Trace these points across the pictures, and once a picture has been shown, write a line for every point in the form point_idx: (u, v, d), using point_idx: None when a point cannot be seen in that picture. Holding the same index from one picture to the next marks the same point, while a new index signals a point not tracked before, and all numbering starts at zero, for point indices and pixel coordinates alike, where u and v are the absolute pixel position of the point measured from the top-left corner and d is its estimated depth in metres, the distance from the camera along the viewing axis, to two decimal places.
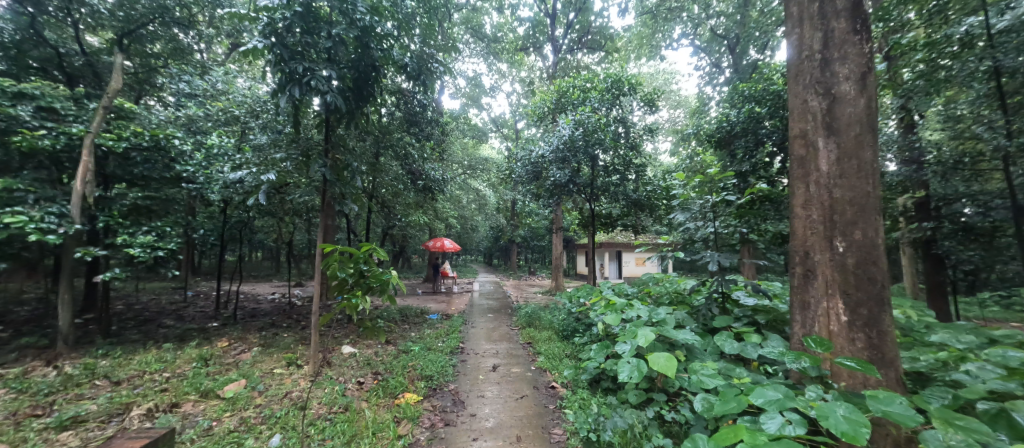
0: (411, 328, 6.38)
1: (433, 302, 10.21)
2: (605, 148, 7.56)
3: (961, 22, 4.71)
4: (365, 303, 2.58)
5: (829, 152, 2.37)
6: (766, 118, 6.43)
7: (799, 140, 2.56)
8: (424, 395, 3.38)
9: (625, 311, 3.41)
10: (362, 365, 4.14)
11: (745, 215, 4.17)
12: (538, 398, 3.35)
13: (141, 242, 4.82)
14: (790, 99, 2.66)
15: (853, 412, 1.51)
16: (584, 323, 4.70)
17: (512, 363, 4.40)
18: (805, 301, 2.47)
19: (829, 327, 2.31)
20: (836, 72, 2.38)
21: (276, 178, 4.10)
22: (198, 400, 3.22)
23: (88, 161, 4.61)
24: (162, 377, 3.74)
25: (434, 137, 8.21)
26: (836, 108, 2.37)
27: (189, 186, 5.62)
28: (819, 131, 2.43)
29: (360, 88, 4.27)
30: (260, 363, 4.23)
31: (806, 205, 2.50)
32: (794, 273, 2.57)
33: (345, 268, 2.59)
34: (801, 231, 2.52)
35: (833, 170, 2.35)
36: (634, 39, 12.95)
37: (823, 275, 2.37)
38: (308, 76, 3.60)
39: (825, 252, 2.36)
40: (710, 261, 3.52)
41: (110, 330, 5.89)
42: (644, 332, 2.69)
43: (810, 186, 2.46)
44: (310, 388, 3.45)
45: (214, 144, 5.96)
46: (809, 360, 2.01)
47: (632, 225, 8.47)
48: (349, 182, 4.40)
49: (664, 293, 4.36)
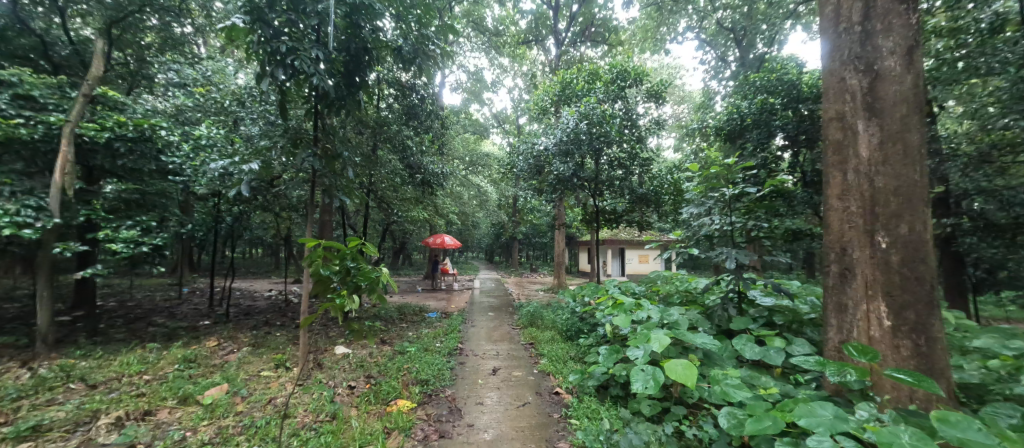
0: (409, 327, 6.15)
1: (432, 300, 9.97)
2: (611, 141, 7.24)
3: (981, 12, 4.66)
4: (352, 304, 2.37)
5: (870, 135, 2.11)
6: (780, 109, 6.13)
7: (834, 123, 2.29)
8: (419, 401, 3.14)
9: (635, 312, 3.18)
10: (355, 368, 3.92)
11: (761, 208, 3.89)
12: (542, 405, 3.11)
13: (124, 237, 4.58)
14: (823, 76, 2.40)
15: (920, 438, 1.27)
16: (589, 323, 4.49)
17: (514, 366, 4.17)
18: (841, 303, 2.20)
19: (869, 332, 2.06)
20: (880, 46, 2.11)
21: (261, 168, 3.86)
22: (176, 406, 2.99)
23: (67, 151, 4.38)
24: (142, 381, 3.52)
25: (433, 130, 7.94)
26: (879, 87, 2.10)
27: (175, 178, 5.41)
28: (858, 112, 2.16)
29: (351, 73, 3.97)
30: (247, 365, 4.02)
31: (842, 196, 2.22)
32: (829, 272, 2.30)
33: (330, 265, 2.37)
34: (837, 224, 2.25)
35: (874, 156, 2.09)
36: (639, 32, 12.59)
37: (862, 274, 2.10)
38: (292, 57, 3.28)
39: (865, 249, 2.09)
40: (727, 258, 3.27)
41: (96, 329, 5.67)
42: (659, 335, 2.45)
43: (847, 174, 2.19)
44: (296, 393, 3.21)
45: (202, 135, 5.65)
46: (854, 371, 1.76)
47: (638, 222, 8.18)
48: (340, 173, 4.14)
49: (674, 292, 4.14)
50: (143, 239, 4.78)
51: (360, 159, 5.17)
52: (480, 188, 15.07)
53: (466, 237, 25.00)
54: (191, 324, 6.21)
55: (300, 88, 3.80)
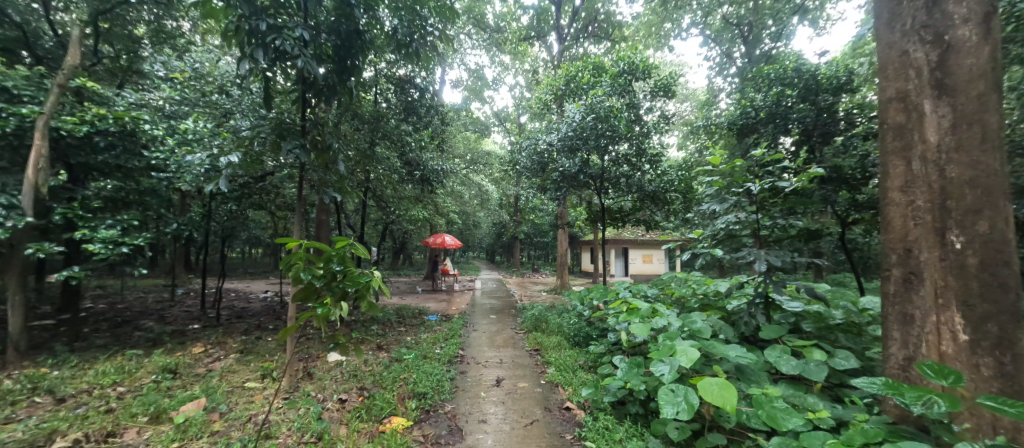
0: (408, 331, 5.85)
1: (433, 302, 9.67)
2: (617, 136, 6.93)
3: None
4: (339, 312, 2.09)
5: (940, 117, 1.80)
6: (797, 101, 5.78)
7: (894, 104, 1.98)
8: (415, 419, 2.84)
9: (653, 319, 2.90)
10: (347, 378, 3.63)
11: (796, 205, 3.43)
12: (552, 423, 2.82)
13: (102, 237, 4.28)
14: (879, 51, 2.09)
15: None
16: (600, 328, 4.21)
17: (518, 376, 3.86)
18: (906, 314, 1.90)
19: (940, 347, 1.76)
20: (950, 12, 1.80)
21: (243, 161, 3.56)
22: (145, 425, 2.69)
23: (41, 145, 4.07)
24: (114, 394, 3.23)
25: (431, 125, 7.62)
26: (951, 60, 1.79)
27: (160, 175, 5.14)
28: (924, 90, 1.86)
29: (342, 59, 3.66)
30: (231, 375, 3.72)
31: (906, 188, 1.92)
32: (889, 276, 1.99)
33: (313, 268, 2.10)
34: (898, 222, 1.94)
35: (945, 140, 1.78)
36: (642, 29, 12.29)
37: (932, 280, 1.80)
38: (274, 37, 2.98)
39: (934, 250, 1.79)
40: (755, 259, 2.95)
41: (77, 334, 5.38)
42: (688, 348, 2.15)
43: (912, 163, 1.88)
44: (280, 409, 2.91)
45: (187, 129, 5.30)
46: (943, 402, 1.39)
47: (645, 221, 7.87)
48: (331, 167, 3.84)
49: (691, 296, 3.84)
50: (123, 240, 4.49)
51: (353, 154, 4.88)
52: (481, 187, 14.80)
53: (465, 236, 24.70)
54: (179, 328, 5.94)
55: (284, 74, 3.50)
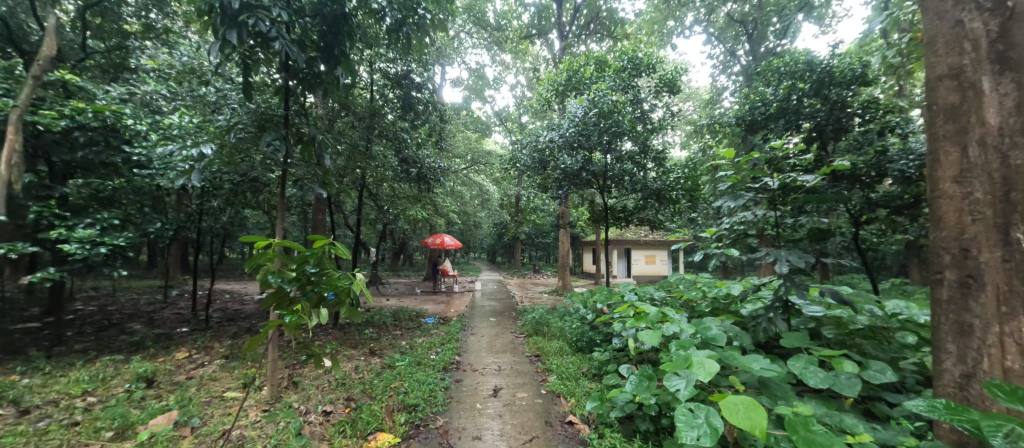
0: (403, 335, 5.60)
1: (430, 304, 9.41)
2: (621, 132, 6.66)
3: None
4: (309, 321, 1.84)
5: (1002, 96, 1.56)
6: (810, 95, 5.52)
7: (946, 82, 1.74)
8: (403, 435, 2.61)
9: (664, 326, 2.64)
10: (334, 387, 3.39)
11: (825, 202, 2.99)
12: (553, 441, 2.57)
13: (79, 237, 4.07)
14: (927, 24, 1.84)
15: None
16: (604, 333, 3.96)
17: (517, 385, 3.62)
18: (962, 323, 1.65)
19: (1006, 362, 1.51)
20: None
21: (223, 156, 3.33)
22: (108, 442, 2.46)
23: (14, 139, 3.85)
24: (82, 405, 3.00)
25: (428, 121, 7.37)
26: (1015, 30, 1.56)
27: (143, 172, 4.91)
28: (983, 66, 1.62)
29: (328, 46, 3.43)
30: (211, 384, 3.49)
31: (961, 178, 1.67)
32: (941, 280, 1.73)
33: (283, 271, 1.86)
34: (953, 218, 1.69)
35: (1008, 122, 1.55)
36: (645, 26, 12.05)
37: (994, 285, 1.55)
38: (249, 17, 2.74)
39: (996, 249, 1.55)
40: (777, 260, 2.62)
41: (58, 339, 5.16)
42: (707, 362, 1.90)
43: (969, 148, 1.64)
44: (258, 423, 2.68)
45: (173, 124, 5.09)
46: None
47: (649, 220, 7.61)
48: (317, 162, 3.61)
49: (703, 300, 3.58)
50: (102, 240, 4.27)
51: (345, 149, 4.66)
52: (482, 187, 14.56)
53: (466, 237, 24.47)
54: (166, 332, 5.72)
55: (267, 62, 3.28)
